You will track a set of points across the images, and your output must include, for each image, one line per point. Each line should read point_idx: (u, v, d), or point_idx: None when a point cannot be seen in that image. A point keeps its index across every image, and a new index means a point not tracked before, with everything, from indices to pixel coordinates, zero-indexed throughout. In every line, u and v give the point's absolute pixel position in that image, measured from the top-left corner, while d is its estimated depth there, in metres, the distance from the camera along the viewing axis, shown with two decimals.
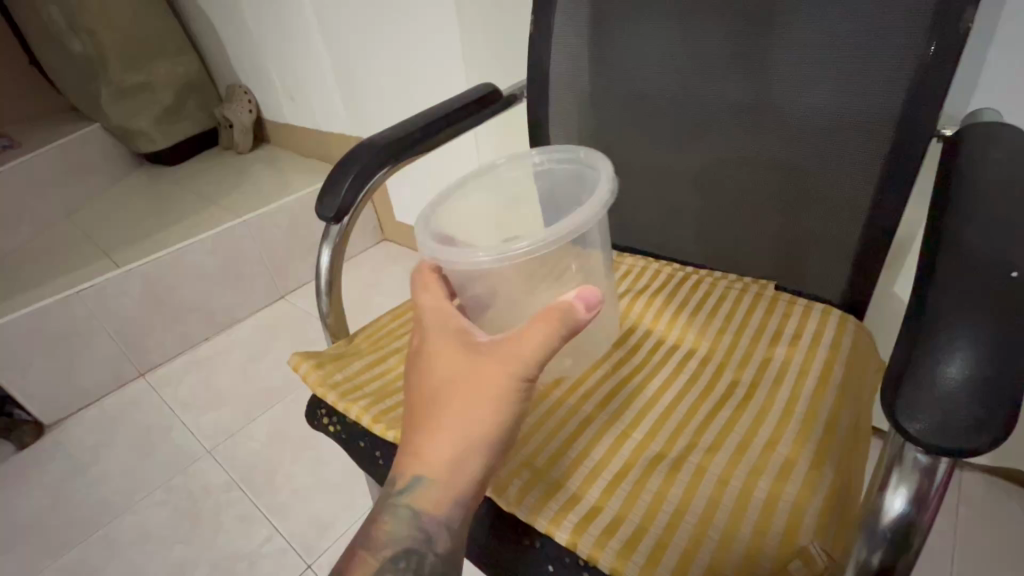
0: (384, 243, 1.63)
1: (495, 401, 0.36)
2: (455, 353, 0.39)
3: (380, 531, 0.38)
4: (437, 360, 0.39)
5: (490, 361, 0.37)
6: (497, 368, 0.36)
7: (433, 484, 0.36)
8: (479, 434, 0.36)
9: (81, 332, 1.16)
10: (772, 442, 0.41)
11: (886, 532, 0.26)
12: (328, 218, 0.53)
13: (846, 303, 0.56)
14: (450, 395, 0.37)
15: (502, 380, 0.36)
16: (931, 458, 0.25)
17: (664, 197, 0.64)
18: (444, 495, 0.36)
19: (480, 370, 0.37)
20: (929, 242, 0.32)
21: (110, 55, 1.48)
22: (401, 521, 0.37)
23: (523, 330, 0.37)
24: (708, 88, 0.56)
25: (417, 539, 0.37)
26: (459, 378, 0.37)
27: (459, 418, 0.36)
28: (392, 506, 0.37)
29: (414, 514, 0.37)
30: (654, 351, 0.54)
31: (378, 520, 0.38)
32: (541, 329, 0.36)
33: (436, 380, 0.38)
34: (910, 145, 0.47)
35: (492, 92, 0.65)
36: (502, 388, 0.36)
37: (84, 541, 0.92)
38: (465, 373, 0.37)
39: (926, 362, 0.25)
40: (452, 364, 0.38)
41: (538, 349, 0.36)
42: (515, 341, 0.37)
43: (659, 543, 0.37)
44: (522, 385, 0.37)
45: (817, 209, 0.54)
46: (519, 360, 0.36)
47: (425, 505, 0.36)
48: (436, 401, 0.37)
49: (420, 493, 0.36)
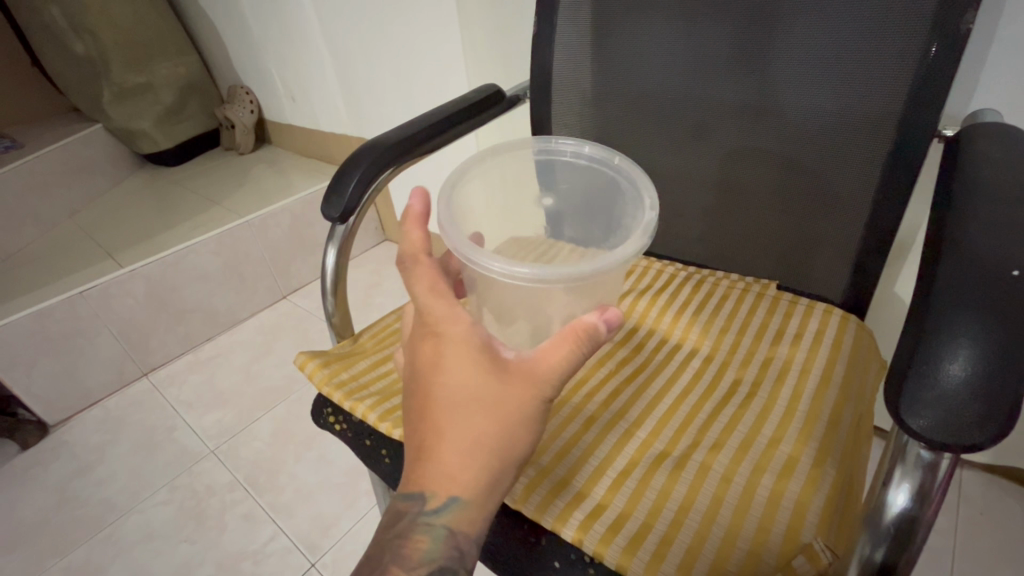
0: (385, 243, 1.64)
1: (527, 418, 0.37)
2: (476, 369, 0.37)
3: (415, 550, 0.38)
4: (459, 378, 0.37)
5: (520, 382, 0.37)
6: (527, 388, 0.36)
7: (468, 504, 0.36)
8: (513, 452, 0.37)
9: (84, 332, 1.16)
10: (775, 440, 0.42)
11: (889, 528, 0.27)
12: (334, 219, 0.53)
13: (847, 302, 0.56)
14: (482, 418, 0.36)
15: (532, 398, 0.37)
16: (933, 454, 0.26)
17: (666, 197, 0.64)
18: (480, 512, 0.37)
19: (510, 391, 0.37)
20: (931, 242, 0.32)
21: (111, 56, 1.48)
22: (438, 539, 0.37)
23: (548, 350, 0.37)
24: (710, 88, 0.56)
25: (453, 556, 0.38)
26: (489, 400, 0.36)
27: (494, 441, 0.36)
28: (423, 525, 0.37)
29: (451, 533, 0.37)
30: (657, 350, 0.55)
31: (415, 540, 0.38)
32: (568, 346, 0.37)
33: (461, 401, 0.36)
34: (911, 144, 0.47)
35: (495, 93, 0.66)
36: (532, 406, 0.37)
37: (88, 541, 0.92)
38: (492, 394, 0.36)
39: (931, 360, 0.25)
40: (474, 381, 0.37)
41: (567, 369, 0.37)
42: (540, 359, 0.37)
43: (663, 540, 0.37)
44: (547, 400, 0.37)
45: (819, 210, 0.54)
46: (550, 380, 0.37)
47: (462, 526, 0.36)
48: (465, 425, 0.36)
49: (457, 516, 0.36)
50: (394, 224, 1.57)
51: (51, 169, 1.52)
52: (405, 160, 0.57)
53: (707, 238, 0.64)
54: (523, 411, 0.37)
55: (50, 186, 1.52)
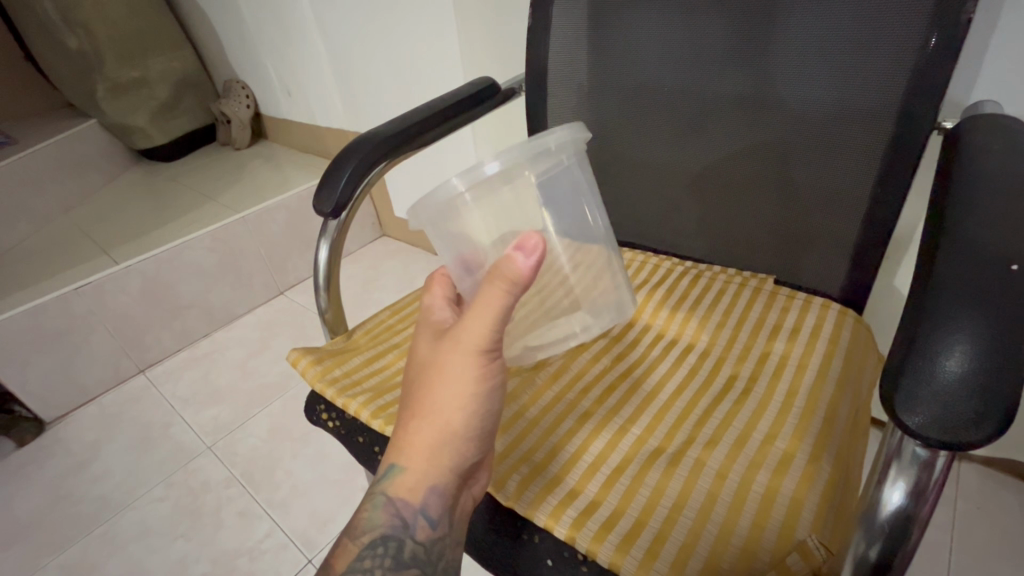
0: (382, 239, 1.63)
1: (453, 381, 0.38)
2: (428, 342, 0.42)
3: (360, 518, 0.40)
4: (413, 354, 0.42)
5: (448, 346, 0.39)
6: (453, 349, 0.38)
7: (407, 470, 0.39)
8: (446, 418, 0.38)
9: (79, 329, 1.16)
10: (771, 435, 0.41)
11: (884, 527, 0.26)
12: (326, 213, 0.52)
13: (846, 297, 0.56)
14: (419, 381, 0.40)
15: (457, 360, 0.38)
16: (930, 452, 0.25)
17: (663, 192, 0.64)
18: (420, 480, 0.39)
19: (442, 356, 0.39)
20: (929, 236, 0.31)
21: (105, 50, 1.46)
22: (379, 509, 0.39)
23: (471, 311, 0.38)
24: (707, 81, 0.56)
25: (396, 526, 0.39)
26: (425, 367, 0.40)
27: (426, 404, 0.39)
28: (372, 494, 0.40)
29: (389, 499, 0.39)
30: (653, 345, 0.54)
31: (361, 509, 0.40)
32: (483, 297, 0.37)
33: (410, 372, 0.41)
34: (912, 136, 0.47)
35: (489, 86, 0.65)
36: (458, 368, 0.38)
37: (84, 538, 0.92)
38: (431, 359, 0.40)
39: (926, 356, 0.25)
40: (424, 351, 0.41)
41: (486, 325, 0.37)
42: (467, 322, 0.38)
43: (657, 537, 0.37)
44: (478, 365, 0.38)
45: (816, 204, 0.54)
46: (471, 339, 0.38)
47: (400, 492, 0.39)
48: (409, 389, 0.41)
49: (394, 481, 0.39)
50: (391, 219, 1.57)
51: (45, 164, 1.51)
52: (398, 155, 0.56)
53: (704, 233, 0.63)
54: (451, 372, 0.38)
55: (45, 182, 1.51)
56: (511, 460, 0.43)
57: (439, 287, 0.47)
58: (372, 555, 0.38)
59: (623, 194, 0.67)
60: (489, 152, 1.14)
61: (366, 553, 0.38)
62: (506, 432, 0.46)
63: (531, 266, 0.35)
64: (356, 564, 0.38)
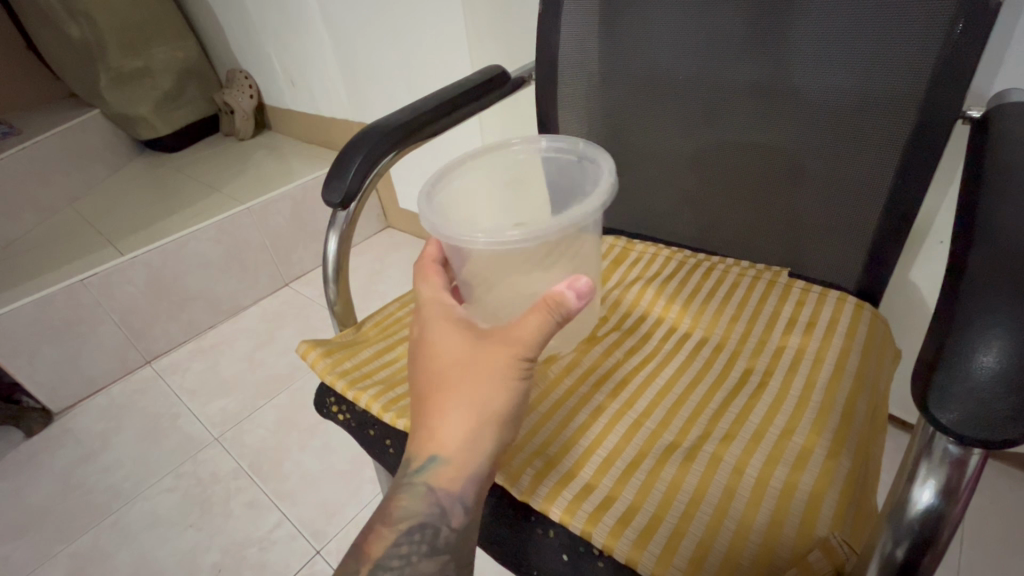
0: (387, 230, 1.63)
1: (501, 380, 0.38)
2: (459, 336, 0.41)
3: (394, 506, 0.38)
4: (441, 346, 0.41)
5: (494, 346, 0.39)
6: (501, 350, 0.38)
7: (447, 463, 0.37)
8: (489, 415, 0.38)
9: (87, 320, 1.16)
10: (787, 430, 0.41)
11: (914, 526, 0.26)
12: (335, 204, 0.52)
13: (861, 290, 0.55)
14: (459, 376, 0.39)
15: (505, 358, 0.38)
16: (962, 449, 0.25)
17: (675, 183, 0.63)
18: (461, 472, 0.37)
19: (486, 355, 0.39)
20: (963, 225, 0.31)
21: (108, 39, 1.45)
22: (418, 497, 0.38)
23: (523, 317, 0.38)
24: (722, 69, 0.55)
25: (434, 513, 0.38)
26: (464, 363, 0.39)
27: (469, 399, 0.38)
28: (408, 484, 0.38)
29: (430, 489, 0.38)
30: (665, 339, 0.53)
31: (394, 498, 0.39)
32: (540, 310, 0.38)
33: (443, 365, 0.40)
34: (935, 126, 0.45)
35: (499, 74, 0.64)
36: (506, 365, 0.38)
37: (95, 528, 0.93)
38: (470, 356, 0.39)
39: (961, 352, 0.24)
40: (458, 344, 0.40)
41: (538, 332, 0.38)
42: (516, 325, 0.39)
43: (673, 533, 0.36)
44: (525, 364, 0.38)
45: (833, 194, 0.53)
46: (522, 343, 0.38)
47: (441, 483, 0.37)
48: (444, 383, 0.39)
49: (435, 472, 0.37)
50: (396, 210, 1.56)
51: (51, 155, 1.51)
52: (408, 145, 0.55)
53: (717, 224, 0.62)
54: (498, 372, 0.38)
55: (50, 172, 1.51)
56: (524, 454, 0.43)
57: (432, 276, 0.47)
58: (409, 541, 0.37)
59: (634, 186, 0.66)
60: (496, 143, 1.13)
61: (402, 539, 0.37)
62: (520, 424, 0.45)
63: (579, 307, 0.38)
64: (392, 551, 0.37)
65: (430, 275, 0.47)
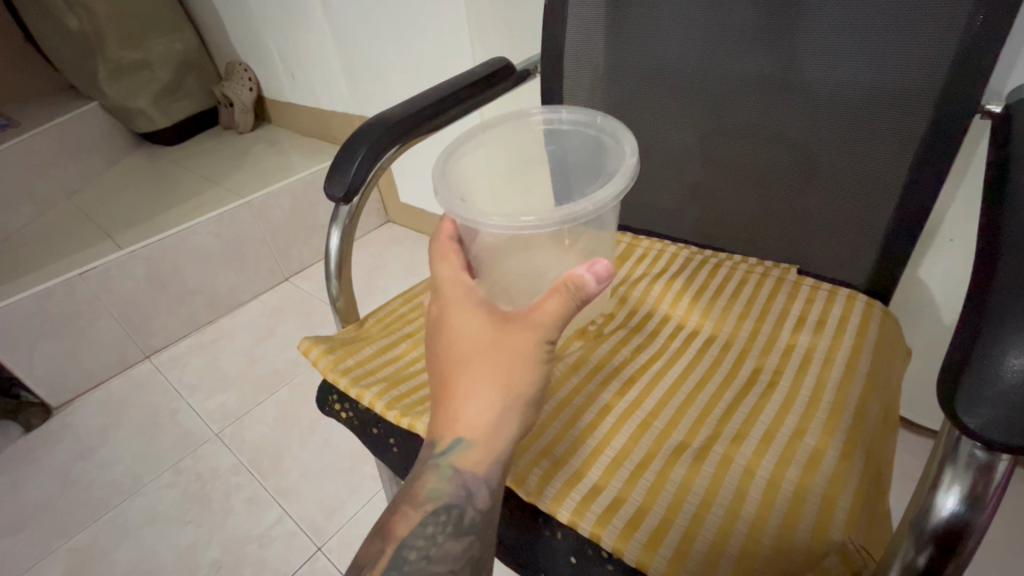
0: (388, 225, 1.62)
1: (524, 363, 0.37)
2: (480, 319, 0.39)
3: (421, 488, 0.38)
4: (462, 329, 0.39)
5: (517, 330, 0.37)
6: (525, 333, 0.37)
7: (473, 444, 0.37)
8: (513, 400, 0.37)
9: (85, 314, 1.15)
10: (799, 431, 0.40)
11: (938, 532, 0.25)
12: (338, 198, 0.51)
13: (871, 288, 0.54)
14: (484, 358, 0.37)
15: (529, 340, 0.37)
16: (989, 455, 0.24)
17: (683, 178, 0.62)
18: (487, 454, 0.37)
19: (508, 339, 0.37)
20: (990, 223, 0.30)
21: (106, 31, 1.43)
22: (444, 479, 0.37)
23: (544, 301, 0.38)
24: (732, 62, 0.53)
25: (460, 495, 0.37)
26: (487, 346, 0.38)
27: (492, 383, 0.37)
28: (433, 466, 0.37)
29: (457, 471, 0.37)
30: (672, 337, 0.52)
31: (420, 479, 0.38)
32: (561, 296, 0.37)
33: (464, 349, 0.38)
34: (952, 120, 0.44)
35: (503, 66, 0.63)
36: (530, 348, 0.37)
37: (94, 523, 0.92)
38: (493, 339, 0.38)
39: (990, 355, 0.23)
40: (482, 325, 0.39)
41: (562, 316, 0.37)
42: (538, 309, 0.38)
43: (684, 536, 0.35)
44: (546, 349, 0.38)
45: (845, 190, 0.52)
46: (545, 327, 0.37)
47: (468, 464, 0.37)
48: (467, 364, 0.38)
49: (461, 454, 0.36)
50: (397, 204, 1.55)
51: (48, 147, 1.49)
52: (411, 138, 0.54)
53: (726, 220, 0.61)
54: (522, 355, 0.37)
55: (48, 165, 1.49)
56: (530, 454, 0.42)
57: (450, 255, 0.45)
58: (436, 522, 0.36)
59: (641, 181, 0.65)
60: None
61: (429, 520, 0.37)
62: None
63: (599, 290, 0.38)
64: (419, 531, 0.36)
65: (448, 255, 0.45)
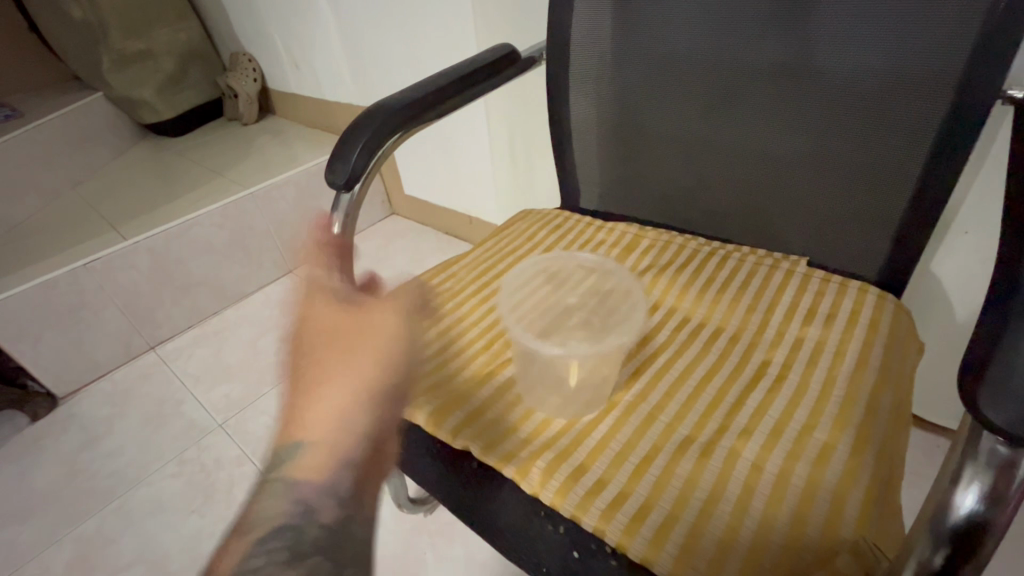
0: (392, 217, 1.61)
1: (369, 366, 0.41)
2: (324, 314, 0.43)
3: (249, 513, 0.39)
4: (311, 325, 0.43)
5: (362, 337, 0.41)
6: (368, 341, 0.41)
7: (315, 448, 0.39)
8: (355, 399, 0.40)
9: (90, 305, 1.15)
10: (809, 426, 0.39)
11: (955, 530, 0.24)
12: (339, 186, 0.50)
13: (883, 280, 0.53)
14: (339, 352, 0.41)
15: (370, 349, 0.41)
16: (1012, 450, 0.23)
17: (691, 167, 0.60)
18: (324, 460, 0.39)
19: (354, 343, 0.41)
20: None
21: (109, 21, 1.41)
22: (278, 494, 0.39)
23: (368, 317, 0.43)
24: (742, 48, 0.52)
25: (295, 514, 0.38)
26: (329, 345, 0.41)
27: (334, 379, 0.40)
28: (269, 482, 0.40)
29: (294, 479, 0.39)
30: (679, 329, 0.51)
31: (252, 501, 0.40)
32: (378, 319, 0.43)
33: (314, 344, 0.42)
34: (970, 108, 0.43)
35: (508, 53, 0.61)
36: (369, 356, 0.41)
37: (99, 512, 0.92)
38: (322, 342, 0.41)
39: (1017, 346, 0.22)
40: (333, 321, 0.43)
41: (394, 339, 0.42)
42: (372, 324, 0.42)
43: (690, 532, 0.34)
44: (387, 360, 0.42)
45: (857, 181, 0.51)
46: (387, 343, 0.42)
47: (309, 470, 0.39)
48: (324, 355, 0.41)
49: (302, 458, 0.39)
50: (401, 196, 1.54)
51: (53, 138, 1.49)
52: (414, 126, 0.53)
53: (734, 210, 0.60)
54: (366, 360, 0.41)
55: (53, 155, 1.49)
56: (533, 447, 0.41)
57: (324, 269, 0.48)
58: (268, 545, 0.37)
59: (648, 170, 0.64)
60: (503, 127, 1.10)
61: (262, 542, 0.37)
62: (529, 416, 0.44)
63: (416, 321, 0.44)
64: (247, 561, 0.36)
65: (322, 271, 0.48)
